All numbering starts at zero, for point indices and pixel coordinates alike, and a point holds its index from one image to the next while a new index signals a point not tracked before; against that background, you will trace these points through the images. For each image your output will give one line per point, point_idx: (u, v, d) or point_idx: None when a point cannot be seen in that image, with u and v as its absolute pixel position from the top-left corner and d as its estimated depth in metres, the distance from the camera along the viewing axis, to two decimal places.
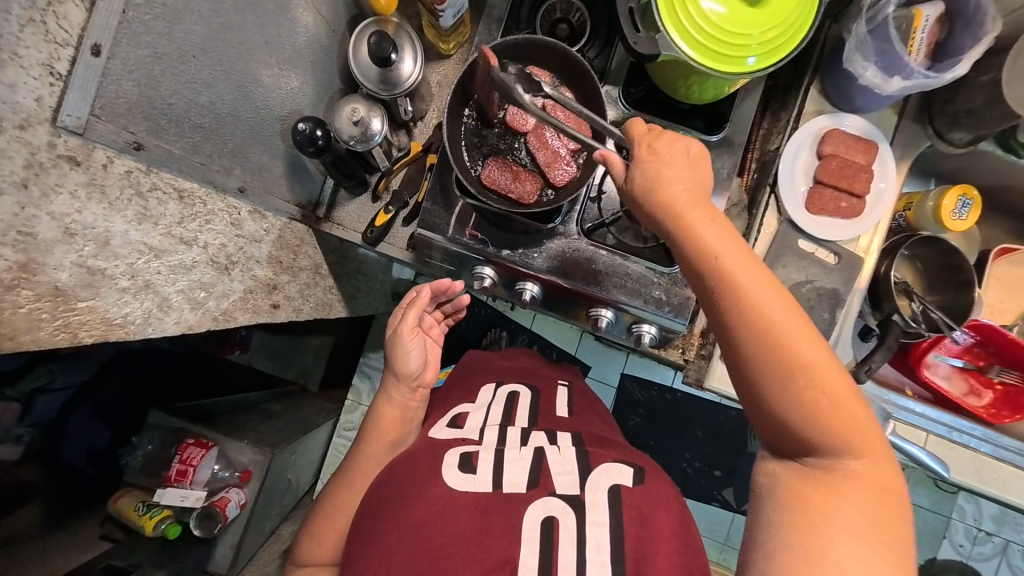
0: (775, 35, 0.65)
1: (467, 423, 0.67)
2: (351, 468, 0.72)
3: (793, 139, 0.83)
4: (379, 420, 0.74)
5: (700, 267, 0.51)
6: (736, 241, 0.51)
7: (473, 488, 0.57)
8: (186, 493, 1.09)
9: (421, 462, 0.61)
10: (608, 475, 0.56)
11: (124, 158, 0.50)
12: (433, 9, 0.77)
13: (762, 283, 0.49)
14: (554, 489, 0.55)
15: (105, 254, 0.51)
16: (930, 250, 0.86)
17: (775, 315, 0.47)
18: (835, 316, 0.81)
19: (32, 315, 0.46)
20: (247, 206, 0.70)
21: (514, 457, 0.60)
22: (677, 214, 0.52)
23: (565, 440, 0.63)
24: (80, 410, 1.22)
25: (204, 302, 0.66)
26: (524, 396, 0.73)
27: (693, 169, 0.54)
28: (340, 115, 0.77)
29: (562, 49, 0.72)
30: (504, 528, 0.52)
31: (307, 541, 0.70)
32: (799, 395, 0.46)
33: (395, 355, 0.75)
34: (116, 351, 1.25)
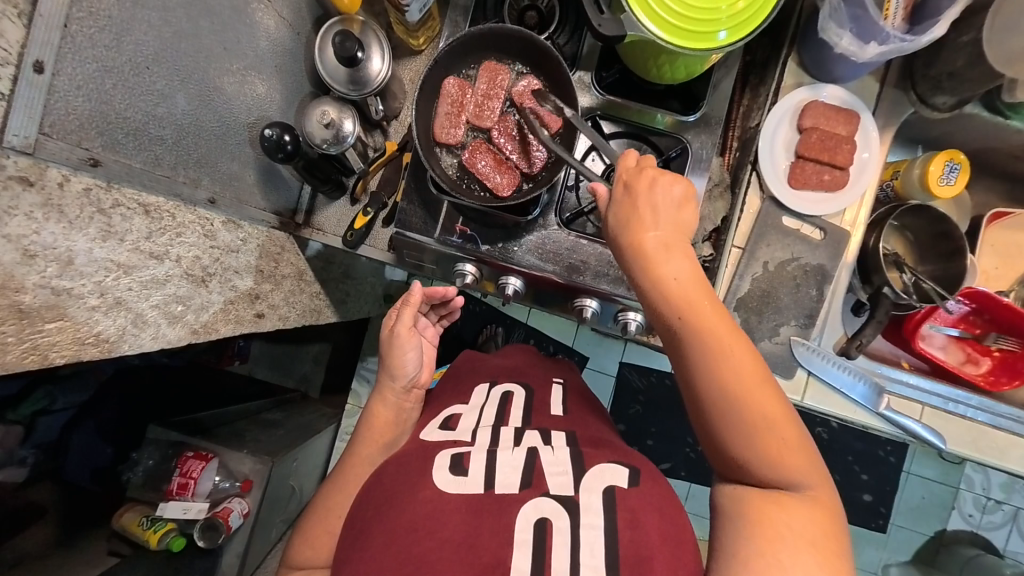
0: (744, 6, 0.64)
1: (459, 424, 0.67)
2: (343, 468, 0.72)
3: (773, 114, 0.81)
4: (373, 422, 0.73)
5: (671, 318, 0.54)
6: (702, 289, 0.55)
7: (464, 489, 0.56)
8: (188, 505, 1.10)
9: (412, 465, 0.61)
10: (602, 477, 0.56)
11: (81, 175, 0.50)
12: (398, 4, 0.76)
13: (722, 328, 0.53)
14: (547, 488, 0.54)
15: (70, 274, 0.51)
16: (923, 221, 0.85)
17: (733, 364, 0.51)
18: (823, 293, 0.81)
19: None
20: (221, 217, 0.70)
21: (507, 458, 0.59)
22: (648, 261, 0.56)
23: (559, 440, 0.63)
24: (82, 430, 1.22)
25: (182, 316, 0.66)
26: (517, 396, 0.73)
27: (676, 208, 0.58)
28: (311, 118, 0.77)
29: (531, 38, 0.71)
30: (496, 529, 0.51)
31: (297, 542, 0.70)
32: (752, 430, 0.50)
33: (388, 355, 0.75)
34: (114, 368, 1.24)
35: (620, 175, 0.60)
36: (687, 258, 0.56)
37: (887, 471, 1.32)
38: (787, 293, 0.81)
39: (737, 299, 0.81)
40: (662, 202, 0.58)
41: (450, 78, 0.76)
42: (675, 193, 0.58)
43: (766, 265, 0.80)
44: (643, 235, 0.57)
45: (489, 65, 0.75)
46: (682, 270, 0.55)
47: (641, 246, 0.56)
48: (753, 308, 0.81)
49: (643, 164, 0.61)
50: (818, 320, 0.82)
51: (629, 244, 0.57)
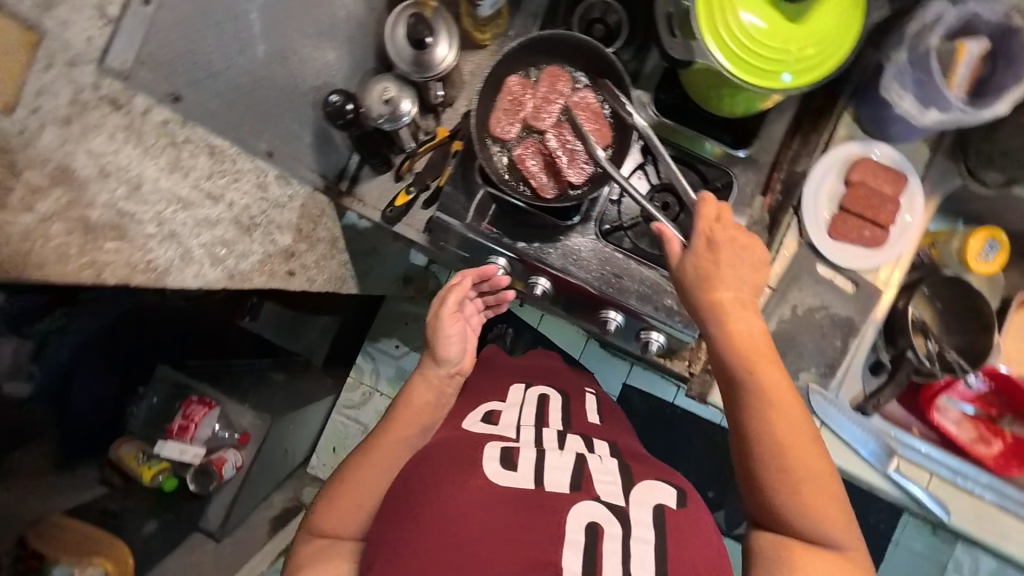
0: (812, 53, 0.66)
1: (501, 420, 0.67)
2: (378, 442, 0.71)
3: (820, 164, 0.82)
4: (410, 402, 0.73)
5: (737, 368, 0.56)
6: (766, 346, 0.58)
7: (512, 484, 0.55)
8: (185, 448, 1.13)
9: (459, 452, 0.59)
10: (651, 492, 0.56)
11: (162, 108, 0.57)
12: None
13: (780, 386, 0.56)
14: (596, 494, 0.54)
15: (136, 199, 0.54)
16: (954, 294, 0.84)
17: (785, 420, 0.55)
18: (847, 344, 0.80)
19: (61, 247, 0.49)
20: (275, 171, 0.72)
21: (555, 460, 0.59)
22: (719, 312, 0.58)
23: (602, 449, 0.64)
24: (84, 365, 1.02)
25: (224, 259, 0.66)
26: (553, 399, 0.75)
27: (748, 264, 0.61)
28: (370, 92, 0.77)
29: (597, 48, 0.74)
30: (549, 529, 0.50)
31: (323, 508, 0.68)
32: (795, 484, 0.53)
33: (434, 337, 0.76)
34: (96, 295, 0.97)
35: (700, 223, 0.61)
36: (755, 315, 0.59)
37: (874, 537, 1.31)
38: (811, 339, 0.81)
39: None
40: (736, 257, 0.60)
41: (511, 76, 0.78)
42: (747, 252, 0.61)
43: (795, 308, 0.80)
44: (716, 286, 0.59)
45: (552, 69, 0.77)
46: (749, 325, 0.58)
47: (715, 296, 0.59)
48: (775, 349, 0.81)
49: (722, 215, 0.61)
50: (839, 370, 0.80)
51: (701, 291, 0.59)
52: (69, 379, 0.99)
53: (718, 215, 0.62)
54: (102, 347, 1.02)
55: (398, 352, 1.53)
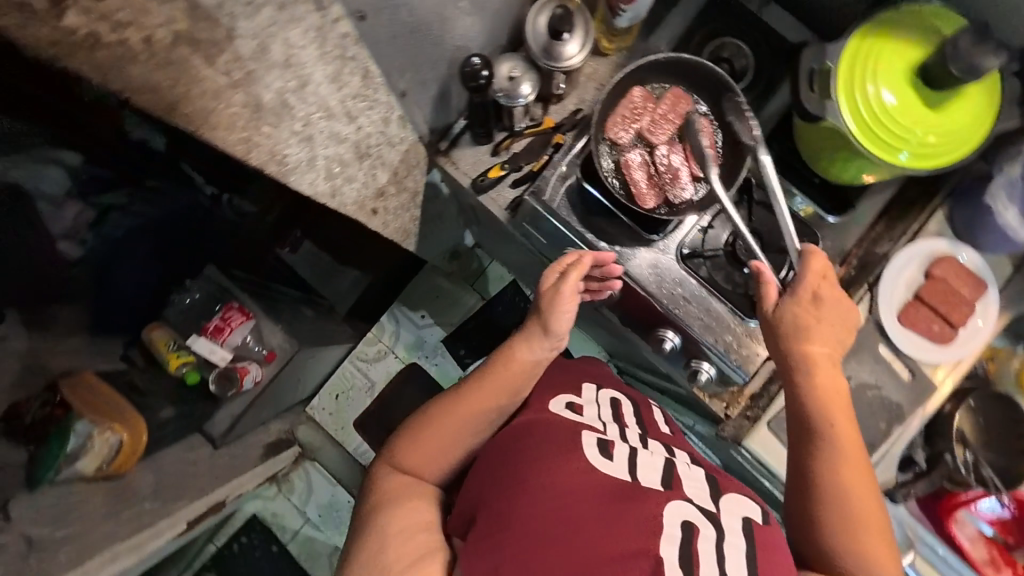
0: (936, 141, 0.67)
1: (585, 412, 0.68)
2: (466, 395, 0.72)
3: (907, 249, 0.82)
4: (509, 366, 0.73)
5: (817, 418, 0.64)
6: (841, 405, 0.65)
7: (610, 472, 0.57)
8: (215, 348, 1.17)
9: (560, 431, 0.62)
10: (738, 505, 0.58)
11: (344, 23, 0.59)
12: (613, 7, 0.85)
13: (848, 442, 0.64)
14: (687, 496, 0.55)
15: (300, 95, 0.60)
16: (999, 413, 0.84)
17: (847, 473, 0.62)
18: (890, 429, 0.79)
19: (232, 115, 0.54)
20: (399, 111, 0.76)
21: (646, 458, 0.61)
22: (807, 366, 0.66)
23: (683, 456, 0.66)
24: (136, 247, 1.06)
25: (336, 176, 0.71)
26: (625, 404, 0.75)
27: (840, 329, 0.68)
28: (500, 67, 0.85)
29: (726, 82, 0.77)
30: (645, 517, 0.51)
31: (406, 445, 0.71)
32: (850, 530, 0.60)
33: (548, 309, 0.73)
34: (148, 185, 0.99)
35: (810, 281, 0.67)
36: (835, 376, 0.67)
37: None
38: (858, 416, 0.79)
39: None
40: (833, 320, 0.67)
41: (637, 85, 0.80)
42: (843, 316, 0.67)
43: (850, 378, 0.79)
44: (810, 343, 0.66)
45: (676, 91, 0.80)
46: (830, 383, 0.66)
47: (807, 351, 0.66)
48: None
49: (824, 276, 0.68)
50: (878, 452, 0.79)
51: (794, 343, 0.66)
52: (118, 256, 1.04)
53: (822, 274, 0.68)
54: (154, 235, 1.06)
55: (422, 322, 1.56)
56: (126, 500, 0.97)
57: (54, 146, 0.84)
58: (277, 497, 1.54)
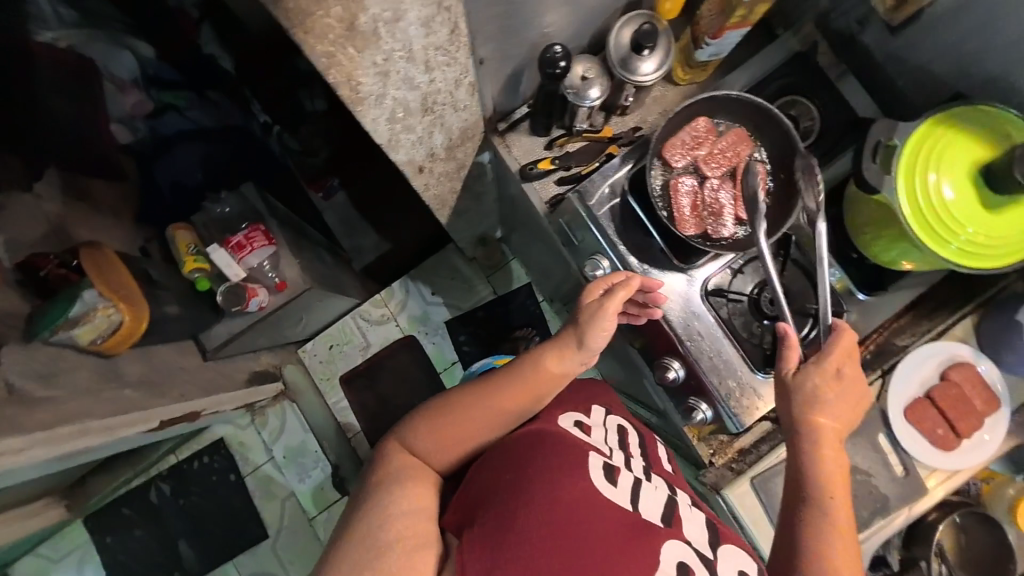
0: (987, 242, 0.66)
1: (592, 433, 0.66)
2: (484, 388, 0.67)
3: (927, 346, 0.82)
4: (538, 372, 0.68)
5: (818, 492, 0.63)
6: (845, 486, 0.64)
7: (615, 499, 0.56)
8: (231, 264, 1.14)
9: (570, 445, 0.59)
10: (732, 554, 0.59)
11: None
12: (699, 37, 0.86)
13: (846, 526, 0.62)
14: (685, 538, 0.56)
15: (390, 29, 0.55)
16: (983, 535, 0.82)
17: (843, 559, 0.60)
18: (870, 520, 0.77)
19: (327, 27, 0.50)
20: (472, 78, 0.75)
21: (649, 492, 0.60)
22: (815, 441, 0.65)
23: (684, 499, 0.65)
24: (184, 149, 1.19)
25: (397, 119, 0.71)
26: (633, 435, 0.71)
27: (850, 409, 0.67)
28: (574, 67, 0.86)
29: (790, 134, 0.78)
30: (647, 552, 0.52)
31: (421, 429, 0.65)
32: None
33: (589, 323, 0.68)
34: (200, 99, 1.15)
35: (836, 357, 0.66)
36: (839, 454, 0.65)
37: None
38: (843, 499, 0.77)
39: None
40: (846, 398, 0.66)
41: (704, 116, 0.81)
42: (856, 395, 0.67)
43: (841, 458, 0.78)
44: (820, 417, 0.65)
45: (739, 131, 0.81)
46: (834, 462, 0.65)
47: (815, 424, 0.65)
48: None
49: (850, 352, 0.67)
50: None
51: (806, 412, 0.65)
52: (163, 149, 1.18)
53: (848, 350, 0.66)
54: (202, 143, 1.19)
55: (432, 300, 1.58)
56: (111, 376, 0.98)
57: (124, 29, 1.03)
58: (247, 427, 1.54)
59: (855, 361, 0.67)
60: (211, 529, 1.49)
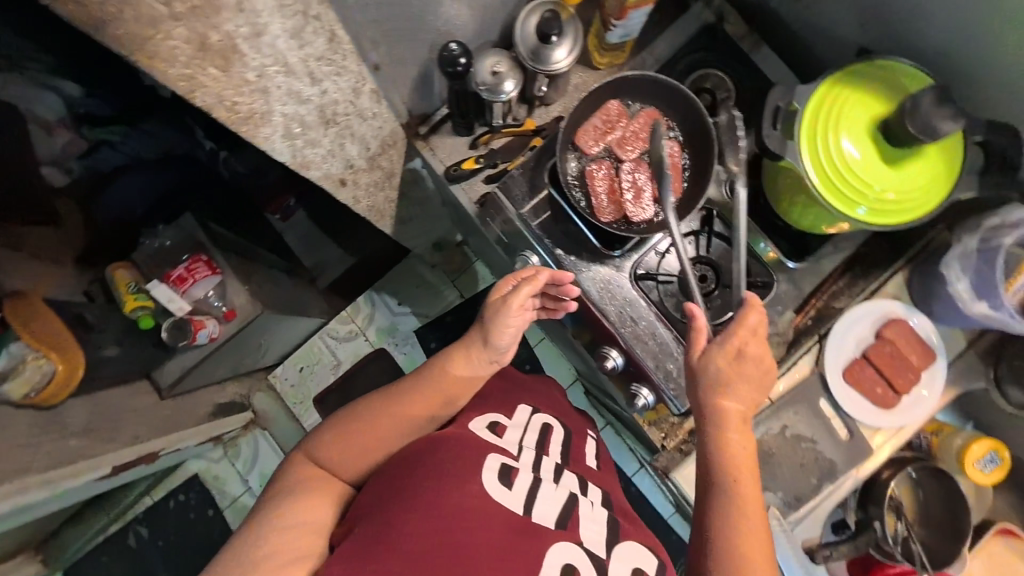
0: (893, 198, 0.67)
1: (506, 435, 0.65)
2: (394, 395, 0.68)
3: (862, 306, 0.81)
4: (444, 375, 0.69)
5: (722, 472, 0.62)
6: (751, 464, 0.63)
7: (506, 502, 0.56)
8: (174, 298, 1.13)
9: (465, 452, 0.59)
10: (632, 553, 0.57)
11: None
12: (607, 20, 0.84)
13: (754, 504, 0.60)
14: (579, 539, 0.55)
15: (253, 44, 0.55)
16: (939, 489, 0.81)
17: (748, 537, 0.58)
18: (820, 485, 0.78)
19: (174, 50, 0.49)
20: (372, 84, 0.78)
21: (548, 492, 0.59)
22: (719, 421, 0.64)
23: (595, 495, 0.63)
24: (126, 181, 1.12)
25: (296, 137, 0.68)
26: (558, 432, 0.70)
27: (756, 386, 0.65)
28: (483, 62, 0.84)
29: (699, 108, 0.77)
30: (530, 556, 0.52)
31: (328, 439, 0.66)
32: None
33: (492, 321, 0.69)
34: (141, 130, 1.09)
35: (734, 334, 0.64)
36: (745, 432, 0.64)
37: None
38: (788, 465, 0.79)
39: None
40: (750, 375, 0.65)
41: (614, 100, 0.81)
42: (759, 371, 0.65)
43: (784, 427, 0.79)
44: (724, 397, 0.64)
45: (651, 111, 0.80)
46: (741, 442, 0.64)
47: (719, 405, 0.64)
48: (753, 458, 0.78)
49: (752, 330, 0.65)
50: (802, 508, 0.78)
51: (709, 392, 0.65)
52: (104, 184, 1.12)
53: (750, 329, 0.65)
54: (145, 174, 1.12)
55: (398, 310, 1.54)
56: (53, 427, 0.95)
57: (51, 70, 0.98)
58: (221, 460, 1.51)
59: (758, 338, 0.66)
60: (194, 568, 1.46)
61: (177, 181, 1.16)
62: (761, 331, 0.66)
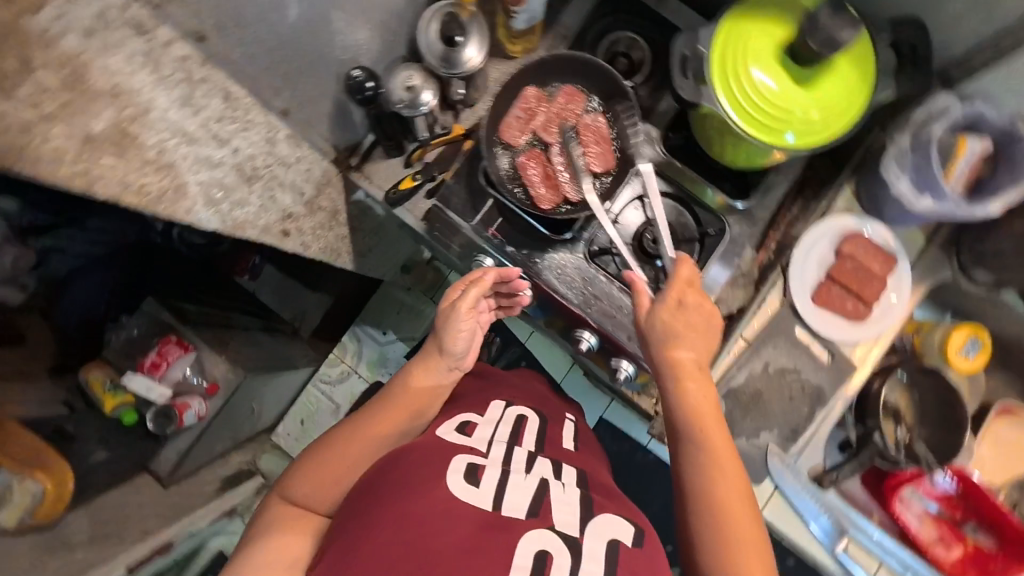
0: (818, 116, 0.67)
1: (475, 433, 0.62)
2: (361, 418, 0.67)
3: (815, 228, 0.82)
4: (409, 386, 0.70)
5: (687, 424, 0.61)
6: (714, 411, 0.62)
7: (473, 500, 0.50)
8: (152, 386, 1.11)
9: (426, 459, 0.55)
10: (609, 527, 0.51)
11: (183, 43, 0.63)
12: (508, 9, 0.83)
13: (723, 450, 0.59)
14: (553, 523, 0.49)
15: (144, 123, 0.59)
16: (929, 385, 0.82)
17: (724, 483, 0.57)
18: (813, 413, 0.79)
19: None
20: (285, 130, 0.77)
21: (518, 481, 0.54)
22: (675, 374, 0.63)
23: (570, 478, 0.58)
24: (85, 281, 1.17)
25: (219, 202, 0.68)
26: (532, 422, 0.68)
27: (700, 334, 0.65)
28: (395, 78, 0.81)
29: (612, 75, 0.77)
30: (498, 551, 0.46)
31: (297, 476, 0.63)
32: (728, 546, 0.54)
33: (444, 327, 0.70)
34: (90, 227, 1.14)
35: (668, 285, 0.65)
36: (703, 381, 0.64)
37: None
38: (779, 402, 0.79)
39: (729, 389, 0.79)
40: (694, 323, 0.65)
41: (530, 87, 0.80)
42: (701, 317, 0.65)
43: (766, 365, 0.79)
44: (675, 350, 0.64)
45: (569, 89, 0.79)
46: (701, 391, 0.63)
47: (672, 358, 0.64)
48: (741, 402, 0.79)
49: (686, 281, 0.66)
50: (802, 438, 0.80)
51: (659, 348, 0.64)
52: (66, 287, 1.15)
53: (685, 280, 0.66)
54: (102, 271, 1.17)
55: (385, 339, 1.45)
56: (56, 546, 0.92)
57: None
58: None
59: (694, 288, 0.66)
60: None
61: (133, 272, 1.20)
62: (695, 281, 0.67)
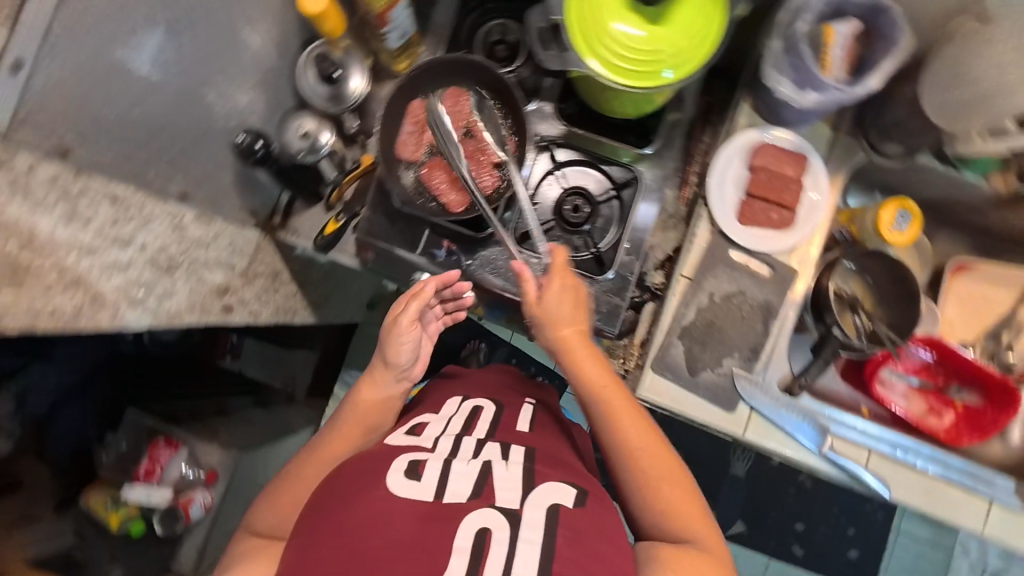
0: (686, 44, 0.68)
1: (423, 432, 0.64)
2: (321, 442, 0.68)
3: (725, 150, 0.83)
4: (360, 404, 0.70)
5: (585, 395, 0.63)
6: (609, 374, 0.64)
7: (414, 494, 0.51)
8: (152, 491, 1.17)
9: (368, 466, 0.56)
10: (548, 493, 0.52)
11: (47, 164, 0.58)
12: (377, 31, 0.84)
13: (625, 407, 0.62)
14: (494, 500, 0.50)
15: (33, 248, 0.56)
16: (877, 266, 0.83)
17: (630, 437, 0.60)
18: (767, 328, 0.81)
19: None
20: (191, 212, 0.77)
21: (461, 468, 0.54)
22: (565, 352, 0.66)
23: (517, 455, 0.58)
24: (66, 411, 1.11)
25: (142, 300, 0.68)
26: (486, 411, 0.69)
27: (577, 308, 0.67)
28: (289, 130, 0.85)
29: (487, 66, 0.78)
30: (440, 538, 0.46)
31: (263, 509, 0.63)
32: (649, 490, 0.57)
33: (386, 342, 0.71)
34: (58, 360, 1.04)
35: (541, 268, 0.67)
36: (592, 350, 0.66)
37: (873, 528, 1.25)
38: (732, 327, 0.81)
39: (682, 327, 0.81)
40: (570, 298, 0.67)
41: (415, 100, 0.81)
42: (578, 293, 0.68)
43: (711, 295, 0.80)
44: (561, 329, 0.66)
45: (453, 90, 0.80)
46: (593, 359, 0.65)
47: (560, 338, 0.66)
48: (696, 338, 0.81)
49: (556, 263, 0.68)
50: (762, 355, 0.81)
51: (548, 332, 0.66)
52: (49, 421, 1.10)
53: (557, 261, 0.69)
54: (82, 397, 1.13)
55: None
56: None
57: None
58: None
59: (563, 266, 0.69)
60: None
61: (113, 389, 1.16)
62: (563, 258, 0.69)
